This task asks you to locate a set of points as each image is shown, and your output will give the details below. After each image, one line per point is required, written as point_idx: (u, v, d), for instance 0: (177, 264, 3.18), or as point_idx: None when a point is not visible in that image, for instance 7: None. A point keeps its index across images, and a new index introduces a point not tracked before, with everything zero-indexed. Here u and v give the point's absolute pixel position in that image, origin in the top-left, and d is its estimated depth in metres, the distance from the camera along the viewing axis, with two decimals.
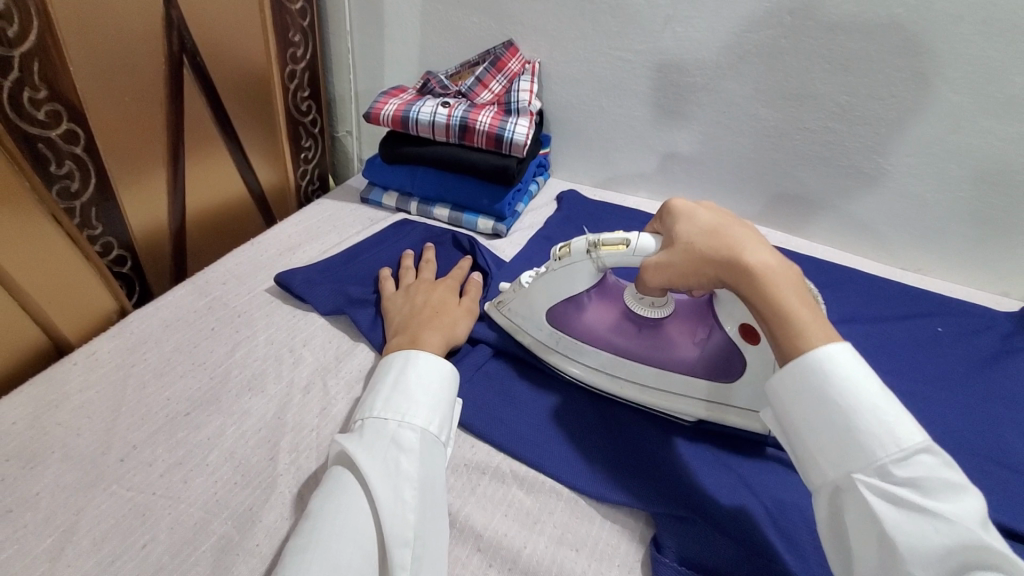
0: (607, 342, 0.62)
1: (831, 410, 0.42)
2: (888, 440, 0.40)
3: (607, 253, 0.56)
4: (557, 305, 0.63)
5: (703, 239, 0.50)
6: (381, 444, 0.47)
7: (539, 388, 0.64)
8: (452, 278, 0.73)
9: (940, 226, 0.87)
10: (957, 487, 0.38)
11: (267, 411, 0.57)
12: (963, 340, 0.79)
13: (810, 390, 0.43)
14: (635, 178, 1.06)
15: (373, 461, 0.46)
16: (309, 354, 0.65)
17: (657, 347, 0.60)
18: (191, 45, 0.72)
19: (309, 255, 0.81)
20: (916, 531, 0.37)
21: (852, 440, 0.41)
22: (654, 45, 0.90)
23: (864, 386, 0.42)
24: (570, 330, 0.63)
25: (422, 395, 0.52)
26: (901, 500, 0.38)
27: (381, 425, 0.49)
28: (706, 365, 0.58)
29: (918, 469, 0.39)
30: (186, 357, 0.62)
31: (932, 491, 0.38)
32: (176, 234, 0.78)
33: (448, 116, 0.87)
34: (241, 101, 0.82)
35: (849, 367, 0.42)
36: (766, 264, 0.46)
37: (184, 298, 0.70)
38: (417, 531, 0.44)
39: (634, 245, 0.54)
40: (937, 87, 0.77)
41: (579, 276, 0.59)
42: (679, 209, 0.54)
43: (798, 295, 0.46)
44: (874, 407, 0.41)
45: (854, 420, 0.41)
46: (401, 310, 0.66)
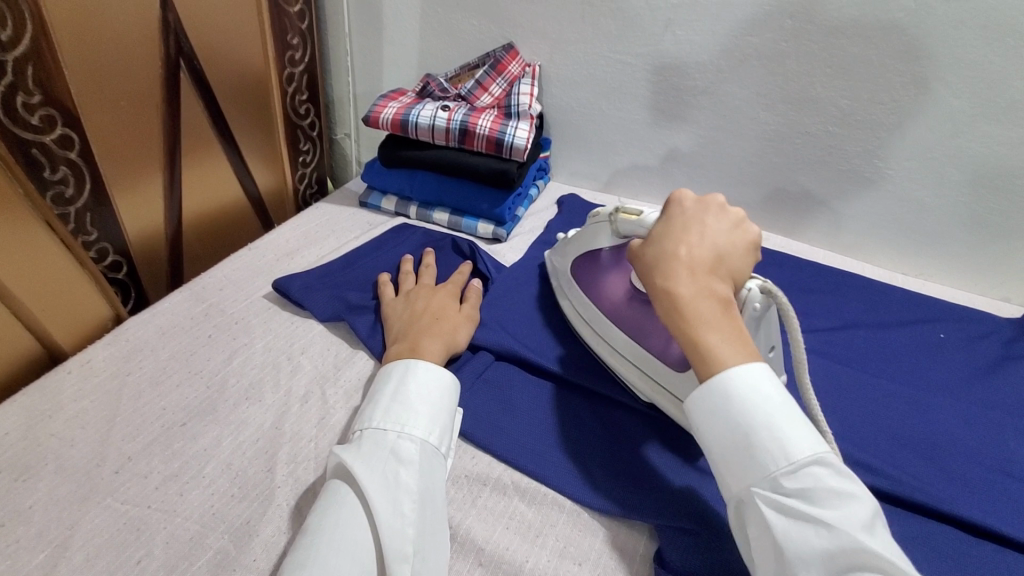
0: (599, 300, 0.67)
1: (732, 424, 0.43)
2: (779, 454, 0.41)
3: (622, 219, 0.62)
4: (580, 259, 0.71)
5: (652, 253, 0.53)
6: (380, 456, 0.47)
7: (540, 396, 0.63)
8: (452, 284, 0.72)
9: (942, 231, 0.87)
10: (846, 495, 0.39)
11: (265, 421, 0.56)
12: (965, 346, 0.79)
13: (712, 405, 0.45)
14: (636, 181, 1.05)
15: (371, 473, 0.45)
16: (307, 362, 0.64)
17: (634, 321, 0.63)
18: (188, 48, 0.71)
19: (307, 260, 0.80)
20: (801, 539, 0.38)
21: (750, 455, 0.42)
22: (654, 48, 0.90)
23: (765, 403, 0.43)
24: (580, 279, 0.70)
25: (422, 405, 0.51)
26: (789, 509, 0.39)
27: (380, 435, 0.48)
28: (665, 353, 0.59)
29: (807, 480, 0.40)
30: (182, 366, 0.61)
31: (820, 500, 0.39)
32: (173, 238, 0.77)
33: (448, 120, 0.86)
34: (239, 105, 0.81)
35: (750, 385, 0.43)
36: (685, 297, 0.47)
37: (181, 305, 0.69)
38: (416, 545, 0.43)
39: (644, 216, 0.60)
40: (939, 92, 0.77)
41: (600, 235, 0.66)
42: (670, 210, 0.56)
43: (715, 325, 0.46)
44: (769, 421, 0.42)
45: (751, 435, 0.42)
46: (400, 316, 0.65)
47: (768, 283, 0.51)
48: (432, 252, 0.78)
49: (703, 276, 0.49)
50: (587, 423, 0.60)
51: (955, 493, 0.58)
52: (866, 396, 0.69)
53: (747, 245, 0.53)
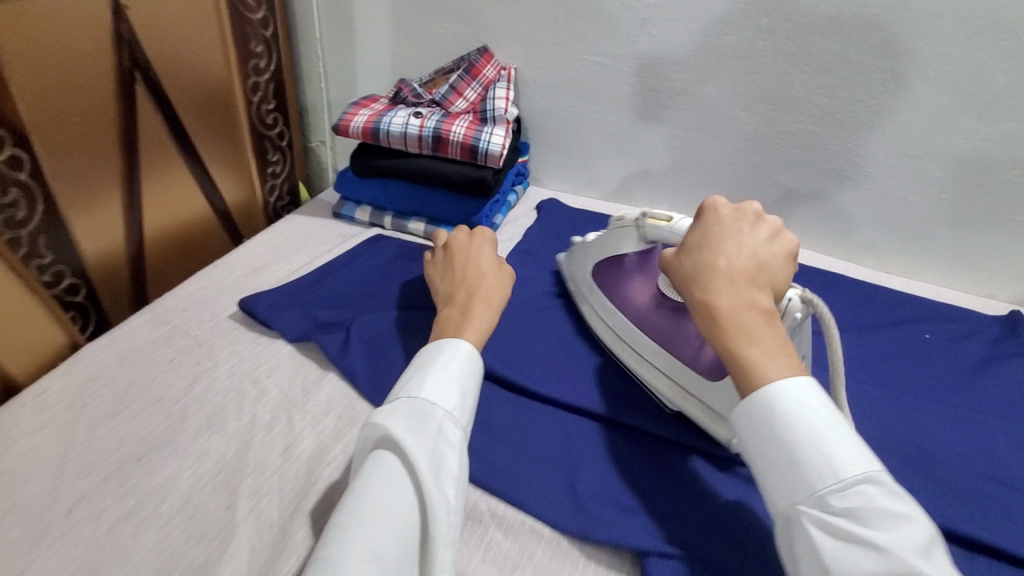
0: (628, 308, 0.67)
1: (777, 440, 0.42)
2: (824, 470, 0.39)
3: (650, 226, 0.64)
4: (602, 262, 0.72)
5: (690, 262, 0.52)
6: (428, 429, 0.45)
7: (517, 416, 0.61)
8: (484, 237, 0.71)
9: (926, 229, 0.86)
10: (898, 516, 0.36)
11: (226, 450, 0.54)
12: (951, 347, 0.78)
13: (757, 422, 0.43)
14: (616, 185, 1.03)
15: (422, 449, 0.44)
16: (273, 386, 0.61)
17: (668, 330, 0.63)
18: (144, 60, 0.68)
19: (277, 276, 0.77)
20: (851, 561, 0.36)
21: (794, 470, 0.40)
22: (630, 49, 0.88)
23: (808, 416, 0.41)
24: (605, 287, 0.71)
25: (464, 389, 0.50)
26: (836, 530, 0.37)
27: (429, 410, 0.47)
28: (691, 357, 0.60)
29: (857, 500, 0.37)
30: (141, 394, 0.59)
31: (873, 521, 0.37)
32: (135, 257, 0.74)
33: (420, 126, 0.84)
34: (200, 116, 0.77)
35: (794, 400, 0.42)
36: (725, 308, 0.47)
37: (142, 328, 0.66)
38: (456, 530, 0.43)
39: (673, 224, 0.62)
40: (919, 88, 0.76)
41: (626, 240, 0.68)
42: (703, 222, 0.55)
43: (757, 339, 0.45)
44: (815, 434, 0.40)
45: (795, 451, 0.41)
46: (444, 276, 0.67)
47: (808, 294, 0.54)
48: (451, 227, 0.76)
49: (744, 287, 0.48)
50: (565, 443, 0.58)
51: (944, 502, 0.57)
52: (852, 406, 0.68)
53: (785, 253, 0.52)
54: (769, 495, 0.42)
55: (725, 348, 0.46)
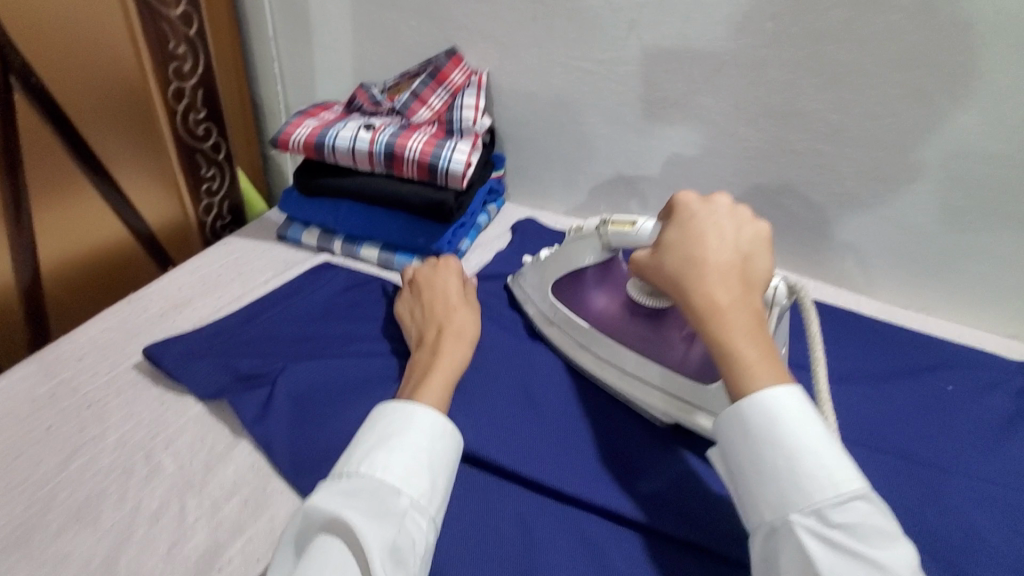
0: (599, 322, 0.62)
1: (774, 449, 0.38)
2: (823, 481, 0.36)
3: (614, 231, 0.58)
4: (561, 279, 0.65)
5: (674, 261, 0.47)
6: (390, 522, 0.38)
7: (464, 501, 0.51)
8: (449, 267, 0.65)
9: (947, 263, 0.75)
10: (890, 534, 0.35)
11: (95, 553, 0.44)
12: (977, 402, 0.68)
13: (752, 429, 0.39)
14: (600, 203, 0.92)
15: (382, 545, 0.36)
16: (170, 460, 0.51)
17: (648, 337, 0.59)
18: (20, 62, 0.57)
19: (199, 314, 0.66)
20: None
21: (790, 479, 0.37)
22: (617, 54, 0.77)
23: (807, 427, 0.38)
24: (567, 303, 0.65)
25: (434, 467, 0.42)
26: (835, 544, 0.34)
27: (393, 495, 0.39)
28: (680, 361, 0.57)
29: (854, 515, 0.35)
30: (2, 474, 0.48)
31: (868, 537, 0.34)
32: (29, 290, 0.64)
33: (371, 141, 0.73)
34: (107, 127, 0.66)
35: (795, 407, 0.39)
36: (721, 307, 0.42)
37: (22, 382, 0.56)
38: None
39: (639, 228, 0.56)
40: (946, 105, 0.65)
41: (587, 252, 0.62)
42: (677, 217, 0.49)
43: (754, 341, 0.42)
44: (814, 446, 0.37)
45: (794, 460, 0.37)
46: (414, 317, 0.60)
47: (789, 281, 0.52)
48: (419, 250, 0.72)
49: (738, 284, 0.44)
50: (518, 538, 0.48)
51: None
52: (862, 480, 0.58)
53: (764, 238, 0.48)
54: (752, 503, 0.39)
55: (720, 352, 0.42)
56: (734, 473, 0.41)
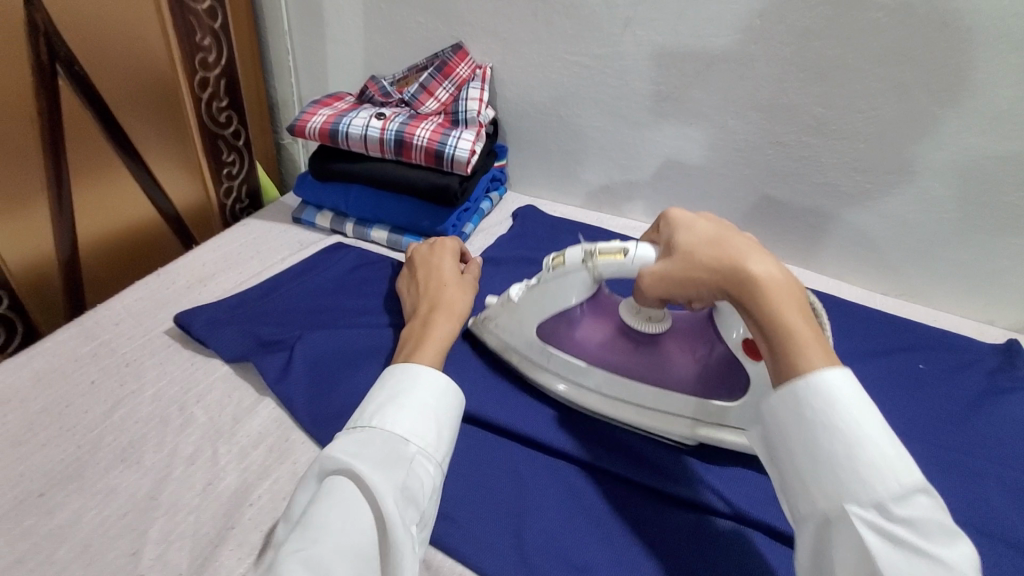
0: (602, 360, 0.59)
1: (836, 437, 0.38)
2: (889, 475, 0.36)
3: (604, 263, 0.52)
4: (546, 320, 0.60)
5: (704, 247, 0.46)
6: (399, 466, 0.43)
7: (466, 453, 0.56)
8: (451, 245, 0.70)
9: (921, 250, 0.80)
10: (950, 531, 0.35)
11: (139, 487, 0.50)
12: (946, 378, 0.72)
13: (811, 414, 0.39)
14: (598, 192, 0.97)
15: (393, 488, 0.41)
16: (201, 413, 0.57)
17: (656, 367, 0.57)
18: (65, 52, 0.62)
19: (223, 286, 0.72)
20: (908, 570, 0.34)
21: (853, 471, 0.37)
22: (614, 50, 0.82)
23: (868, 419, 0.38)
24: (561, 345, 0.60)
25: (438, 418, 0.47)
26: (898, 539, 0.34)
27: (401, 444, 0.44)
28: (697, 384, 0.55)
29: (918, 510, 0.35)
30: (54, 420, 0.54)
31: (929, 534, 0.35)
32: (68, 261, 0.69)
33: (382, 129, 0.79)
34: (139, 113, 0.71)
35: (856, 396, 0.38)
36: (773, 283, 0.42)
37: (66, 343, 0.61)
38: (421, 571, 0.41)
39: (633, 254, 0.51)
40: (918, 100, 0.70)
41: (573, 288, 0.55)
42: (685, 219, 0.50)
43: (804, 311, 0.42)
44: (878, 438, 0.37)
45: (857, 449, 0.37)
46: (411, 289, 0.66)
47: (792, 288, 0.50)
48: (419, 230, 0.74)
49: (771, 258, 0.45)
50: (514, 486, 0.54)
51: None
52: None
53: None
54: (804, 491, 0.39)
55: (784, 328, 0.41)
56: (785, 458, 0.41)
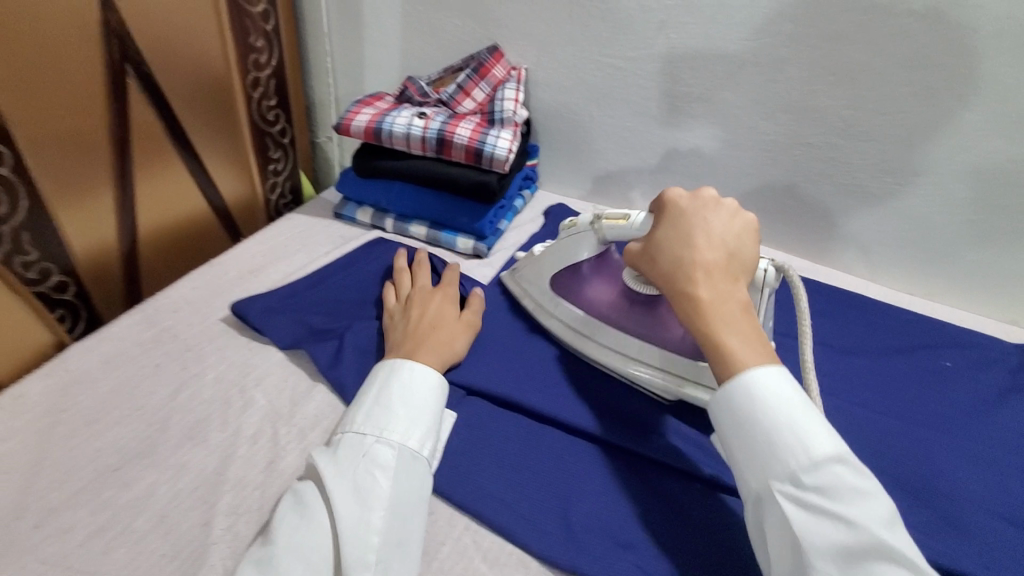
0: (597, 310, 0.67)
1: (755, 424, 0.45)
2: (797, 448, 0.42)
3: (608, 226, 0.62)
4: (559, 271, 0.69)
5: (665, 257, 0.54)
6: (354, 459, 0.47)
7: (513, 438, 0.58)
8: (449, 283, 0.70)
9: (951, 251, 0.81)
10: (862, 493, 0.40)
11: (206, 464, 0.52)
12: (971, 376, 0.73)
13: (732, 406, 0.46)
14: (628, 191, 0.99)
15: (343, 479, 0.45)
16: (260, 396, 0.59)
17: (642, 320, 0.64)
18: (135, 53, 0.66)
19: (273, 278, 0.75)
20: (818, 531, 0.39)
21: (768, 449, 0.43)
22: (647, 52, 0.84)
23: (784, 401, 0.44)
24: (568, 297, 0.69)
25: (401, 408, 0.50)
26: (807, 504, 0.40)
27: (358, 440, 0.48)
28: (673, 342, 0.62)
29: (826, 476, 0.41)
30: (123, 401, 0.57)
31: (838, 496, 0.40)
32: (129, 253, 0.72)
33: (424, 128, 0.81)
34: (197, 110, 0.76)
35: (771, 384, 0.45)
36: (704, 293, 0.50)
37: (130, 329, 0.65)
38: (379, 553, 0.42)
39: (630, 221, 0.60)
40: (952, 102, 0.71)
41: (582, 245, 0.66)
42: (669, 211, 0.56)
43: (736, 327, 0.49)
44: (790, 417, 0.43)
45: (771, 431, 0.43)
46: (399, 325, 0.64)
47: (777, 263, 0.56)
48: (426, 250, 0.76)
49: (720, 276, 0.51)
50: (559, 468, 0.56)
51: (957, 550, 0.53)
52: (866, 437, 0.64)
53: (749, 235, 0.55)
54: (740, 475, 0.45)
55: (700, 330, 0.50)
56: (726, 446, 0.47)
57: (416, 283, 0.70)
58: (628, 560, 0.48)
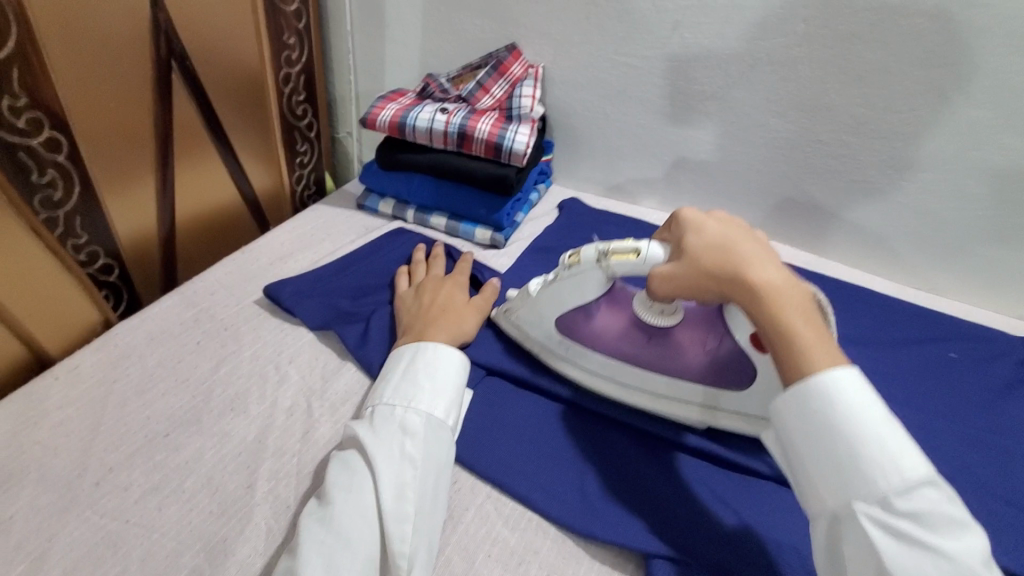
0: (616, 350, 0.61)
1: (840, 440, 0.43)
2: (891, 471, 0.41)
3: (618, 262, 0.56)
4: (565, 313, 0.63)
5: (712, 257, 0.51)
6: (388, 429, 0.50)
7: (531, 414, 0.62)
8: (460, 273, 0.73)
9: (954, 247, 0.84)
10: (957, 524, 0.39)
11: (248, 432, 0.56)
12: (976, 366, 0.76)
13: (814, 419, 0.44)
14: (640, 187, 1.02)
15: (380, 445, 0.48)
16: (294, 372, 0.63)
17: (668, 356, 0.60)
18: (179, 48, 0.70)
19: (301, 264, 0.79)
20: (913, 563, 0.38)
21: (857, 470, 0.42)
22: (662, 51, 0.87)
23: (869, 417, 0.43)
24: (577, 339, 0.63)
25: (426, 381, 0.54)
26: (902, 533, 0.39)
27: (390, 411, 0.51)
28: (708, 374, 0.58)
29: (921, 503, 0.40)
30: (169, 374, 0.61)
31: (934, 527, 0.39)
32: (167, 239, 0.77)
33: (446, 123, 0.85)
34: (232, 103, 0.80)
35: (855, 398, 0.43)
36: (774, 283, 0.48)
37: (172, 309, 0.69)
38: (417, 509, 0.46)
39: (644, 255, 0.55)
40: (957, 102, 0.74)
41: (589, 284, 0.59)
42: (692, 223, 0.55)
43: (805, 320, 0.47)
44: (879, 437, 0.42)
45: (860, 450, 0.42)
46: (411, 307, 0.67)
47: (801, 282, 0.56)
48: (442, 243, 0.80)
49: (775, 267, 0.49)
50: (576, 442, 0.59)
51: None
52: None
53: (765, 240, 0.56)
54: (815, 492, 0.44)
55: (777, 326, 0.47)
56: (802, 462, 0.45)
57: (428, 273, 0.74)
58: (641, 525, 0.52)
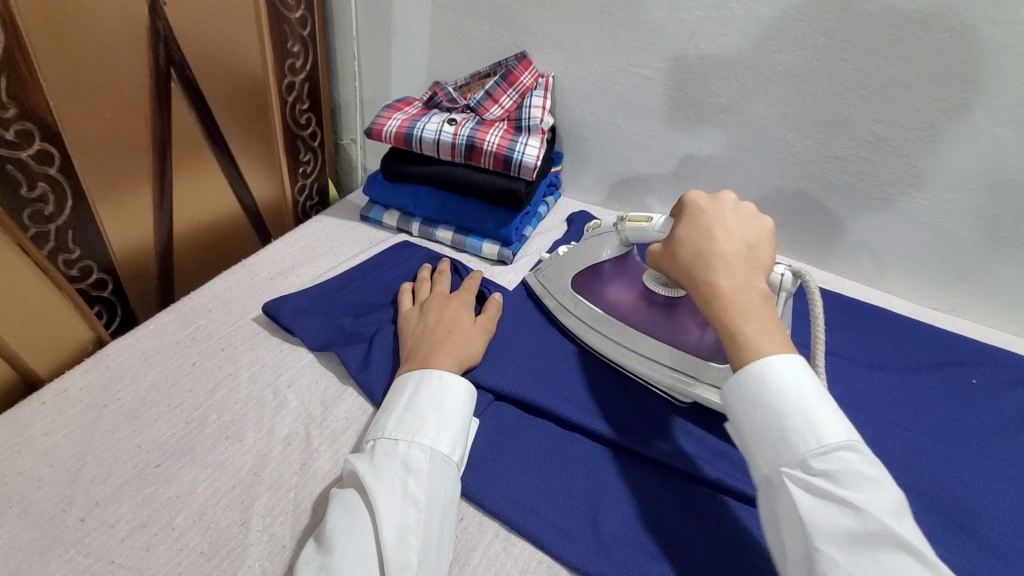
0: (615, 309, 0.68)
1: (768, 411, 0.45)
2: (810, 436, 0.43)
3: (630, 228, 0.62)
4: (581, 272, 0.71)
5: (686, 250, 0.54)
6: (391, 466, 0.47)
7: (541, 445, 0.59)
8: (466, 291, 0.71)
9: (977, 268, 0.81)
10: (871, 480, 0.41)
11: (243, 463, 0.54)
12: (1000, 394, 0.73)
13: (746, 393, 0.46)
14: (650, 199, 0.99)
15: (383, 484, 0.46)
16: (293, 397, 0.60)
17: (656, 322, 0.66)
18: (179, 57, 0.68)
19: (302, 280, 0.76)
20: (826, 517, 0.40)
21: (780, 434, 0.44)
22: (676, 62, 0.84)
23: (796, 389, 0.45)
24: (586, 294, 0.71)
25: (432, 413, 0.51)
26: (816, 488, 0.41)
27: (392, 446, 0.49)
28: (686, 343, 0.63)
29: (836, 462, 0.42)
30: (162, 398, 0.58)
31: (847, 482, 0.41)
32: (164, 252, 0.74)
33: (454, 134, 0.82)
34: (234, 113, 0.78)
35: (786, 370, 0.45)
36: (725, 285, 0.50)
37: (167, 327, 0.66)
38: (421, 556, 0.43)
39: (653, 223, 0.60)
40: (983, 120, 0.71)
41: (602, 246, 0.67)
42: (688, 211, 0.57)
43: (753, 317, 0.49)
44: (803, 406, 0.44)
45: (783, 418, 0.44)
46: (416, 328, 0.64)
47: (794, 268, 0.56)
48: (449, 260, 0.77)
49: (743, 268, 0.51)
50: (588, 476, 0.56)
51: (985, 570, 0.54)
52: (896, 454, 0.64)
53: (768, 232, 0.55)
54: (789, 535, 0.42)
55: (722, 321, 0.49)
56: (739, 433, 0.48)
57: (433, 291, 0.71)
58: (657, 569, 0.49)
